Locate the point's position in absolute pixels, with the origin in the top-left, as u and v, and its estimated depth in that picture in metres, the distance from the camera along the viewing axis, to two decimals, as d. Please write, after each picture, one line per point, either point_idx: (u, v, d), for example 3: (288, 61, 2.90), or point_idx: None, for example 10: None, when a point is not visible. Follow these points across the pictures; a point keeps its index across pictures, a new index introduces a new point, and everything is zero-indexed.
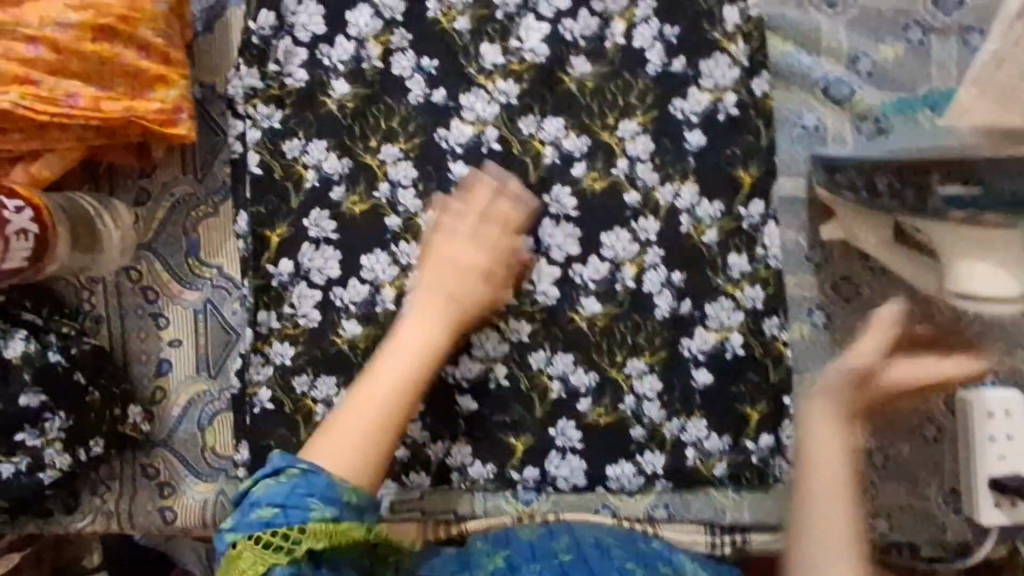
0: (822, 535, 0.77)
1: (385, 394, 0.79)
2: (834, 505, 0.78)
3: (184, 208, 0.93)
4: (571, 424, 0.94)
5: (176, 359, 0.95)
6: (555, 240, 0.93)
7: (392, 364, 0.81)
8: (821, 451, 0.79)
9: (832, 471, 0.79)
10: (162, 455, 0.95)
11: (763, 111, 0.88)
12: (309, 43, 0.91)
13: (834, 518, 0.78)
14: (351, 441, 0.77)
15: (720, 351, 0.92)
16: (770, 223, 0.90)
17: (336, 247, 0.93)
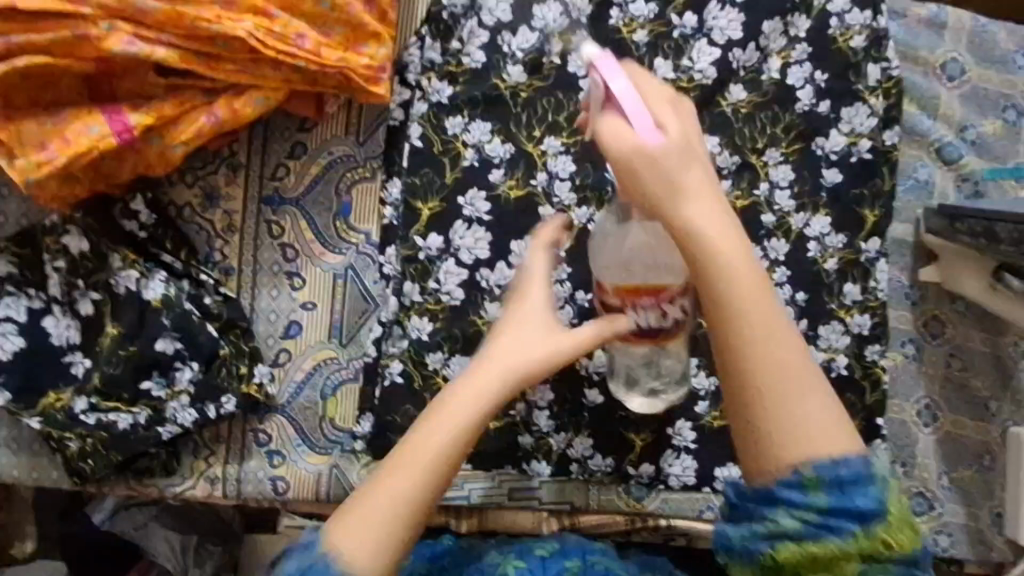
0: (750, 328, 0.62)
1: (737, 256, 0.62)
2: (784, 355, 0.61)
3: (340, 167, 0.91)
4: (687, 425, 0.97)
5: (306, 322, 0.90)
6: None
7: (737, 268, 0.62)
8: (707, 224, 0.63)
9: (740, 251, 0.63)
10: (277, 422, 0.89)
11: (888, 160, 1.00)
12: (491, 28, 0.93)
13: (790, 349, 0.62)
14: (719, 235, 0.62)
15: (826, 369, 1.01)
16: (883, 259, 1.01)
17: (487, 228, 0.93)
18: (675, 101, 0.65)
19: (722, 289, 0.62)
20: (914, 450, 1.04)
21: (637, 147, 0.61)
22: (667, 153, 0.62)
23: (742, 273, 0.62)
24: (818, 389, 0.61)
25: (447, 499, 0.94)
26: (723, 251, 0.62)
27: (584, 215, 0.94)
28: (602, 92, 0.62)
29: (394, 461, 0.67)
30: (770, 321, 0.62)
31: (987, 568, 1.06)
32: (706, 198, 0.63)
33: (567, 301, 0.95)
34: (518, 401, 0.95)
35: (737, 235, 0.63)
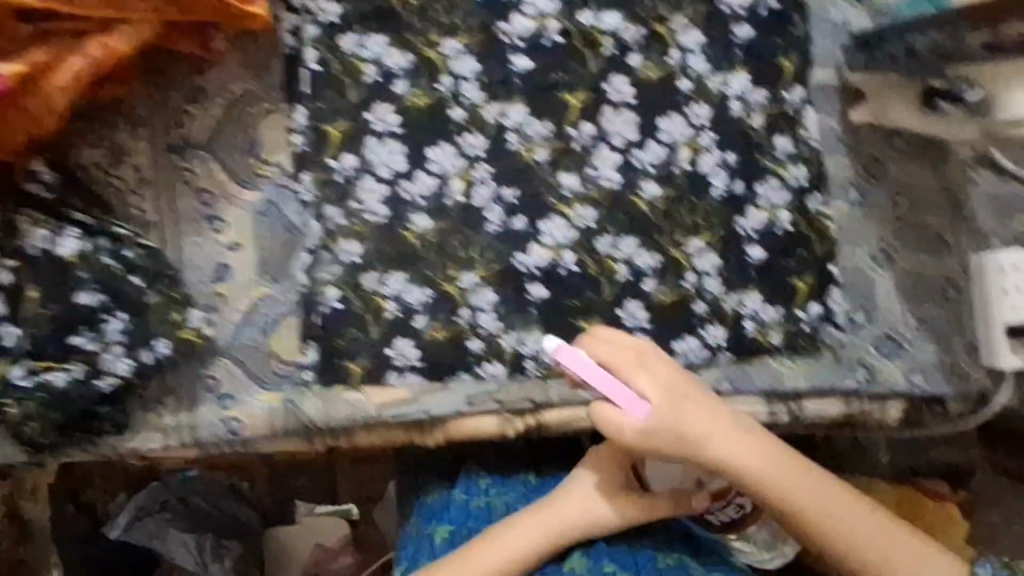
0: (787, 481, 0.84)
1: (759, 457, 0.85)
2: (796, 473, 0.85)
3: (242, 104, 0.90)
4: (638, 306, 0.97)
5: (236, 262, 0.90)
6: (615, 127, 0.96)
7: (756, 449, 0.85)
8: (664, 413, 0.84)
9: (710, 420, 0.86)
10: (224, 365, 0.89)
11: (797, 6, 0.99)
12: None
13: (790, 471, 0.85)
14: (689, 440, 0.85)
15: (771, 228, 0.99)
16: (809, 108, 1.00)
17: (401, 141, 0.92)
18: (630, 361, 0.85)
19: (733, 457, 0.85)
20: (874, 295, 1.02)
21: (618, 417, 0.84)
22: (661, 396, 0.85)
23: (749, 452, 0.85)
24: (835, 503, 0.84)
25: (404, 415, 0.92)
26: (714, 427, 0.86)
27: (495, 112, 0.94)
28: (574, 370, 0.86)
29: (487, 544, 0.90)
30: (787, 457, 0.86)
31: (970, 403, 1.05)
32: (716, 427, 0.86)
33: (494, 201, 0.94)
34: (462, 308, 0.94)
35: (667, 399, 0.85)
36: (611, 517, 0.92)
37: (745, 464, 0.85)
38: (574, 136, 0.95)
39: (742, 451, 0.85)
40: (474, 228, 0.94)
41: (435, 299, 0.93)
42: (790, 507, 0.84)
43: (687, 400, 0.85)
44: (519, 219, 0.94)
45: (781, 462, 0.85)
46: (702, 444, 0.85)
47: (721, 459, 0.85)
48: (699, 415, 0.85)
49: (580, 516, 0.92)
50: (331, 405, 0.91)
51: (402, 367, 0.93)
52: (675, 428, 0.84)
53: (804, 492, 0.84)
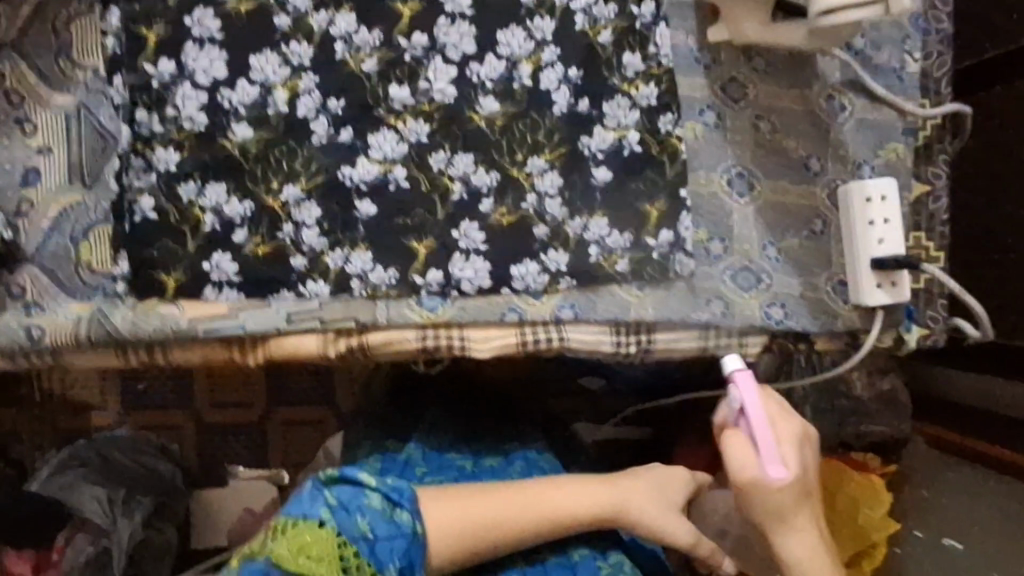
0: (810, 568, 0.85)
1: (807, 534, 0.86)
2: (824, 573, 0.85)
3: (54, 5, 0.87)
4: (475, 227, 0.93)
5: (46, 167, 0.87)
6: (451, 39, 0.92)
7: (800, 518, 0.85)
8: (787, 478, 0.84)
9: (807, 531, 0.86)
10: (29, 273, 0.87)
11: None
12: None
13: (824, 573, 0.85)
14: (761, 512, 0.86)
15: (618, 149, 0.95)
16: (661, 24, 0.95)
17: (221, 47, 0.89)
18: (783, 416, 0.87)
19: (770, 505, 0.84)
20: (731, 224, 0.97)
21: (750, 460, 0.84)
22: (784, 480, 0.84)
23: (786, 512, 0.85)
24: None
25: (218, 330, 0.88)
26: (784, 488, 0.84)
27: (322, 20, 0.91)
28: (739, 402, 0.85)
29: (471, 530, 0.86)
30: None
31: (838, 340, 1.00)
32: (804, 527, 0.86)
33: (319, 112, 0.91)
34: (284, 223, 0.90)
35: (801, 496, 0.86)
36: (661, 519, 0.96)
37: (804, 541, 0.86)
38: (406, 46, 0.91)
39: (803, 543, 0.85)
40: (298, 139, 0.90)
41: (256, 213, 0.90)
42: None
43: (788, 460, 0.85)
44: (346, 131, 0.91)
45: (819, 559, 0.85)
46: (784, 530, 0.85)
47: (798, 540, 0.86)
48: (796, 535, 0.85)
49: (575, 500, 0.93)
50: (140, 317, 0.87)
51: (220, 281, 0.89)
52: (783, 505, 0.84)
53: (810, 571, 0.85)
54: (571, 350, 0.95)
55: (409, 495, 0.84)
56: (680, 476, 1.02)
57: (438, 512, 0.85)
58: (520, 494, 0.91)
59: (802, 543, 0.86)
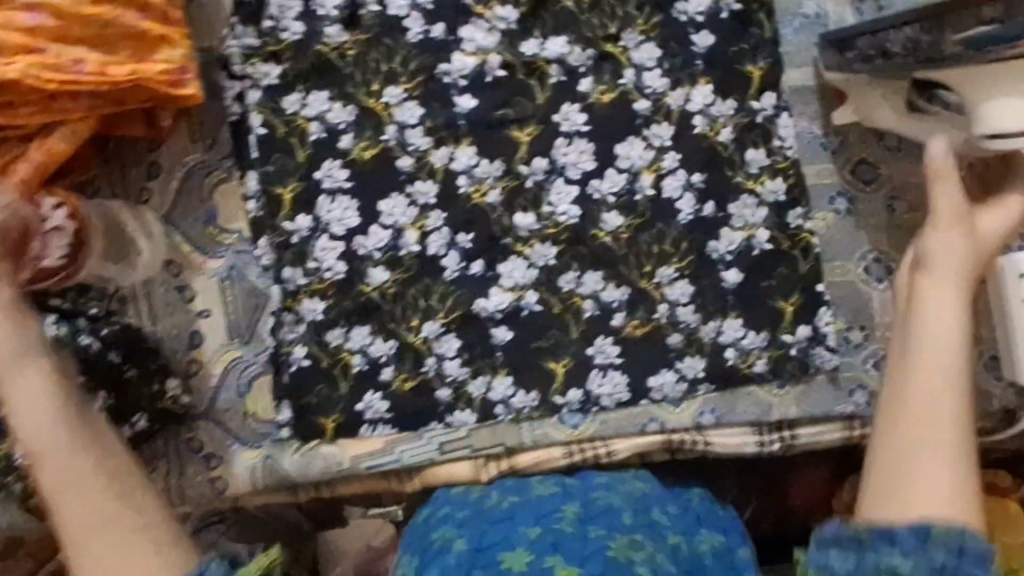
0: (917, 441, 0.71)
1: (946, 433, 0.71)
2: (935, 437, 0.71)
3: (197, 175, 0.93)
4: (609, 341, 0.94)
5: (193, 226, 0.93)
6: (570, 158, 0.92)
7: (935, 409, 0.72)
8: (941, 330, 0.75)
9: (947, 414, 0.72)
10: (205, 427, 0.94)
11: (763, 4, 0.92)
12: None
13: (932, 431, 0.71)
14: (914, 406, 0.73)
15: (748, 249, 0.93)
16: (783, 114, 0.92)
17: (352, 197, 0.93)
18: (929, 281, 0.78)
19: (897, 399, 0.74)
20: (872, 311, 0.94)
21: (944, 248, 0.79)
22: (936, 342, 0.74)
23: (915, 384, 0.73)
24: (938, 426, 0.71)
25: (378, 466, 0.94)
26: (944, 349, 0.74)
27: (443, 156, 0.92)
28: None
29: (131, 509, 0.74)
30: (942, 410, 0.72)
31: (987, 417, 0.95)
32: (945, 310, 0.76)
33: (449, 247, 0.93)
34: (426, 357, 0.94)
35: (944, 386, 0.73)
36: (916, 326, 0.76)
37: (953, 439, 0.71)
38: (526, 172, 0.92)
39: (921, 397, 0.73)
40: (432, 276, 0.93)
41: (401, 350, 0.94)
42: (901, 450, 0.71)
43: (941, 316, 0.76)
44: (477, 264, 0.93)
45: (942, 444, 0.71)
46: (917, 398, 0.73)
47: (949, 396, 0.73)
48: (928, 398, 0.72)
49: (94, 455, 0.74)
50: (307, 459, 0.94)
51: (374, 419, 0.94)
52: (941, 343, 0.74)
53: (923, 472, 0.70)
54: (714, 454, 0.95)
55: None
56: (28, 375, 0.75)
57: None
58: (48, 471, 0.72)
59: (927, 400, 0.72)
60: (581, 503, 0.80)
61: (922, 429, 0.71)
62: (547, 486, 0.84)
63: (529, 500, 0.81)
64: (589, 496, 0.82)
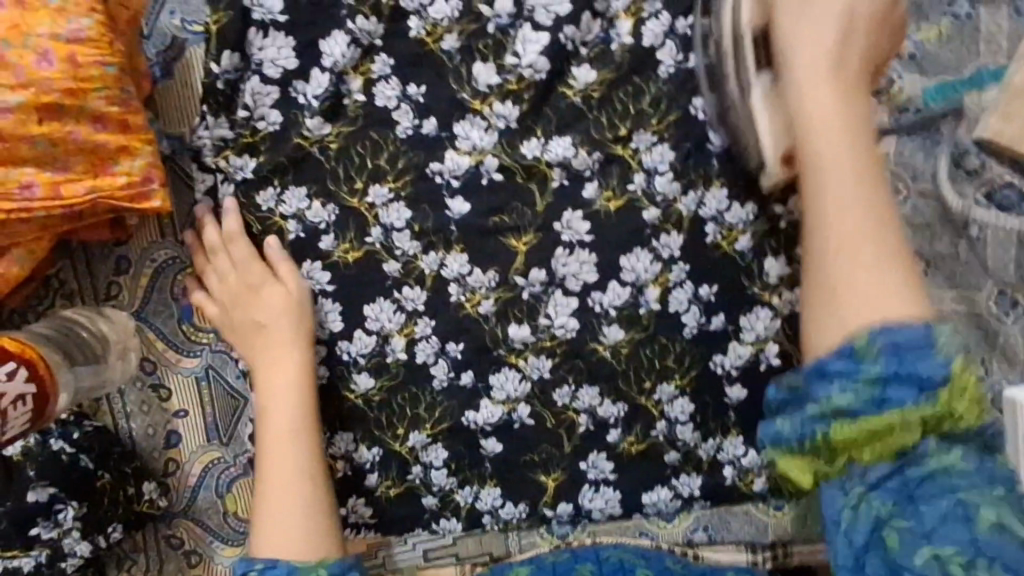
0: (841, 207, 0.66)
1: (849, 193, 0.66)
2: (853, 210, 0.65)
3: (168, 272, 0.87)
4: (603, 457, 0.90)
5: (215, 279, 0.84)
6: (570, 269, 0.85)
7: (835, 168, 0.67)
8: (855, 148, 0.68)
9: (844, 157, 0.67)
10: (185, 525, 0.92)
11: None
12: (272, 71, 0.82)
13: (867, 238, 0.65)
14: (833, 211, 0.66)
15: (755, 363, 0.87)
16: None
17: (335, 299, 0.86)
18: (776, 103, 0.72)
19: (822, 280, 0.65)
20: None
21: (813, 106, 0.68)
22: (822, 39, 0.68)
23: (838, 143, 0.67)
24: (862, 231, 0.65)
25: None
26: (828, 120, 0.68)
27: (433, 262, 0.85)
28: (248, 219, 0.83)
29: (262, 496, 0.79)
30: (871, 207, 0.65)
31: None
32: (810, 48, 0.69)
33: (438, 355, 0.88)
34: (412, 465, 0.91)
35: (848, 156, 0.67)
36: (791, 38, 0.70)
37: (870, 213, 0.65)
38: (523, 283, 0.85)
39: (831, 144, 0.67)
40: (419, 385, 0.89)
41: (385, 457, 0.91)
42: (814, 218, 0.67)
43: (816, 97, 0.68)
44: (466, 375, 0.88)
45: (858, 219, 0.65)
46: (816, 142, 0.68)
47: (845, 140, 0.67)
48: (832, 147, 0.67)
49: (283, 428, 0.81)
50: None
51: (356, 522, 0.92)
52: (825, 110, 0.68)
53: (872, 302, 0.63)
54: None
55: (243, 567, 0.73)
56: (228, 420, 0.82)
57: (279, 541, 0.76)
58: (259, 378, 0.82)
59: (826, 136, 0.68)
60: (594, 562, 0.77)
61: (834, 201, 0.66)
62: (557, 553, 0.80)
63: (542, 565, 0.77)
64: (599, 554, 0.78)
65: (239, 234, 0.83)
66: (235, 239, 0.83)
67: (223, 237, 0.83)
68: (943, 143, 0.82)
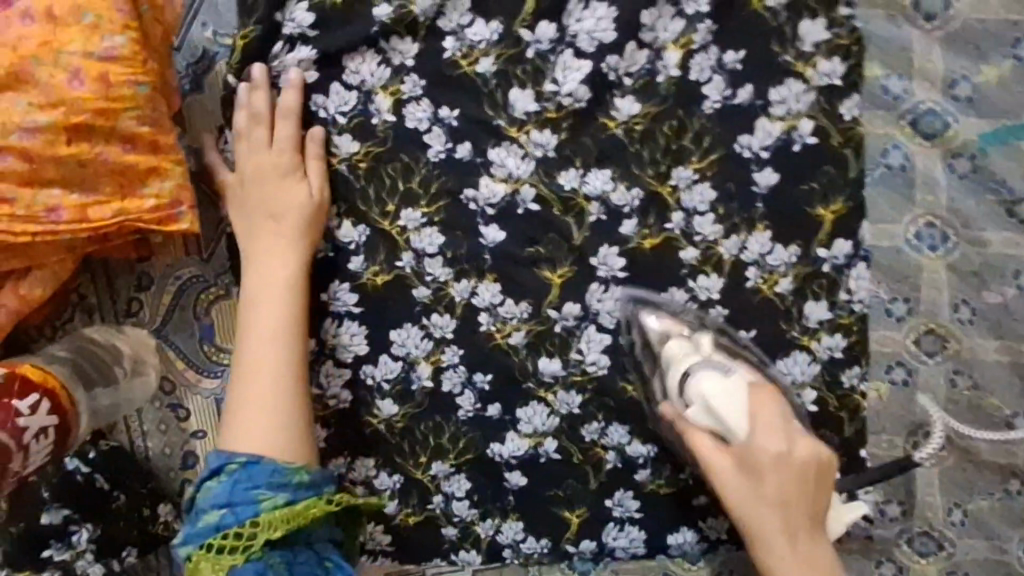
0: (755, 508, 0.73)
1: (760, 503, 0.72)
2: (767, 490, 0.71)
3: (191, 290, 0.85)
4: (629, 495, 0.88)
5: (245, 150, 0.80)
6: (604, 305, 0.83)
7: (737, 484, 0.73)
8: (763, 440, 0.71)
9: (780, 467, 0.71)
10: None
11: (850, 140, 0.78)
12: (300, 87, 0.80)
13: (784, 490, 0.71)
14: (766, 467, 0.71)
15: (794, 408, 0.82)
16: (859, 264, 0.80)
17: (361, 322, 0.84)
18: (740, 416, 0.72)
19: (754, 540, 0.73)
20: (913, 487, 0.84)
21: (711, 414, 0.73)
22: (769, 448, 0.71)
23: (757, 485, 0.72)
24: (783, 513, 0.72)
25: None
26: (750, 470, 0.72)
27: (464, 290, 0.83)
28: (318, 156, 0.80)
29: (236, 394, 0.77)
30: (784, 483, 0.71)
31: None
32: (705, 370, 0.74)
33: (464, 385, 0.85)
34: (434, 495, 0.88)
35: (771, 460, 0.71)
36: (716, 398, 0.72)
37: (784, 486, 0.71)
38: (555, 317, 0.83)
39: (734, 474, 0.73)
40: (443, 414, 0.86)
41: (406, 485, 0.88)
42: (749, 521, 0.73)
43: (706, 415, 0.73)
44: (493, 407, 0.86)
45: (778, 479, 0.71)
46: (738, 470, 0.72)
47: (789, 471, 0.71)
48: (762, 454, 0.71)
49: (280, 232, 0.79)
50: None
51: (374, 550, 0.90)
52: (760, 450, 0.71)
53: (788, 544, 0.72)
54: None
55: (217, 462, 0.74)
56: (290, 189, 0.79)
57: (252, 419, 0.75)
58: (253, 273, 0.79)
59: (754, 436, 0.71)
60: None
61: (740, 499, 0.73)
62: None
63: None
64: None
65: (287, 117, 0.79)
66: (283, 150, 0.79)
67: (277, 109, 0.79)
68: (997, 190, 0.79)
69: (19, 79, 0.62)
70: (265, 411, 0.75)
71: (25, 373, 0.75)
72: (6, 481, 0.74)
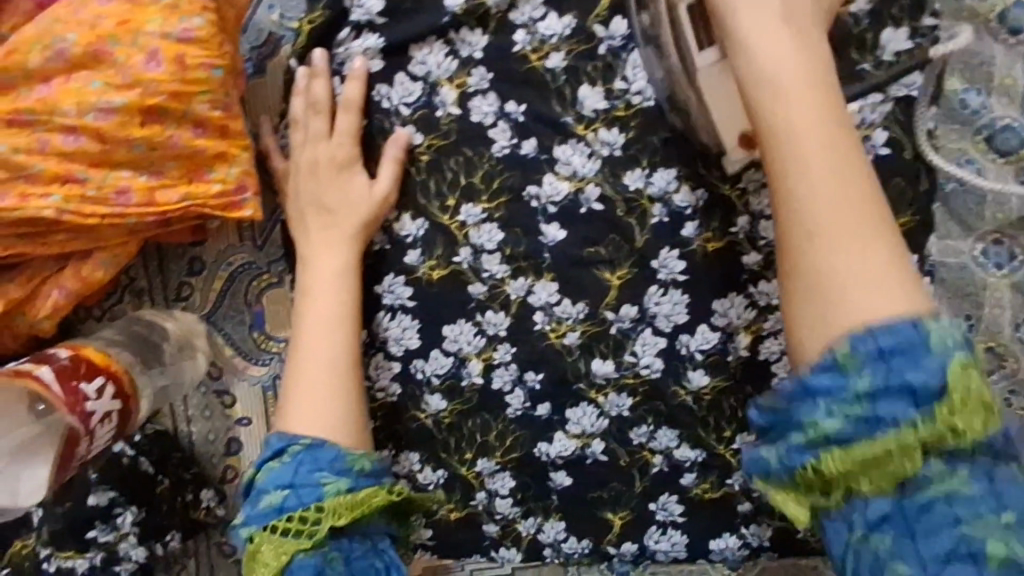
0: (823, 219, 0.57)
1: (815, 165, 0.57)
2: (836, 201, 0.56)
3: (243, 277, 0.84)
4: (673, 499, 0.87)
5: (301, 139, 0.79)
6: (662, 309, 0.82)
7: (799, 161, 0.57)
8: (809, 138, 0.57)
9: (815, 150, 0.57)
10: None
11: (925, 153, 0.77)
12: (363, 78, 0.79)
13: (841, 211, 0.56)
14: (827, 222, 0.56)
15: None
16: (925, 279, 0.77)
17: (414, 316, 0.83)
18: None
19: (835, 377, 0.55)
20: None
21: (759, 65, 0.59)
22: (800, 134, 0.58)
23: (810, 170, 0.57)
24: (847, 271, 0.55)
25: None
26: (802, 127, 0.58)
27: (520, 288, 0.82)
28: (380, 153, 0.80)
29: (294, 381, 0.76)
30: (835, 196, 0.57)
31: None
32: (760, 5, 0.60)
33: (515, 384, 0.85)
34: (476, 491, 0.88)
35: (817, 133, 0.57)
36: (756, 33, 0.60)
37: (845, 201, 0.56)
38: (612, 318, 0.82)
39: (807, 120, 0.58)
40: (492, 412, 0.86)
41: (450, 480, 0.88)
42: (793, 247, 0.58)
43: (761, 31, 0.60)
44: (543, 407, 0.85)
45: (827, 198, 0.57)
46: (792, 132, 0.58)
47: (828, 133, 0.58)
48: (803, 128, 0.57)
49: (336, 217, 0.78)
50: None
51: (415, 543, 0.90)
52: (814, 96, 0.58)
53: (860, 310, 0.55)
54: None
55: (279, 444, 0.73)
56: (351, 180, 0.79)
57: (311, 402, 0.75)
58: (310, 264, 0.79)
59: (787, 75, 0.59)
60: None
61: (797, 200, 0.57)
62: None
63: None
64: None
65: (351, 108, 0.79)
66: (343, 143, 0.78)
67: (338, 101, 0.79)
68: None
69: (96, 60, 0.62)
70: (327, 394, 0.75)
71: (92, 358, 0.75)
72: (72, 465, 0.73)
